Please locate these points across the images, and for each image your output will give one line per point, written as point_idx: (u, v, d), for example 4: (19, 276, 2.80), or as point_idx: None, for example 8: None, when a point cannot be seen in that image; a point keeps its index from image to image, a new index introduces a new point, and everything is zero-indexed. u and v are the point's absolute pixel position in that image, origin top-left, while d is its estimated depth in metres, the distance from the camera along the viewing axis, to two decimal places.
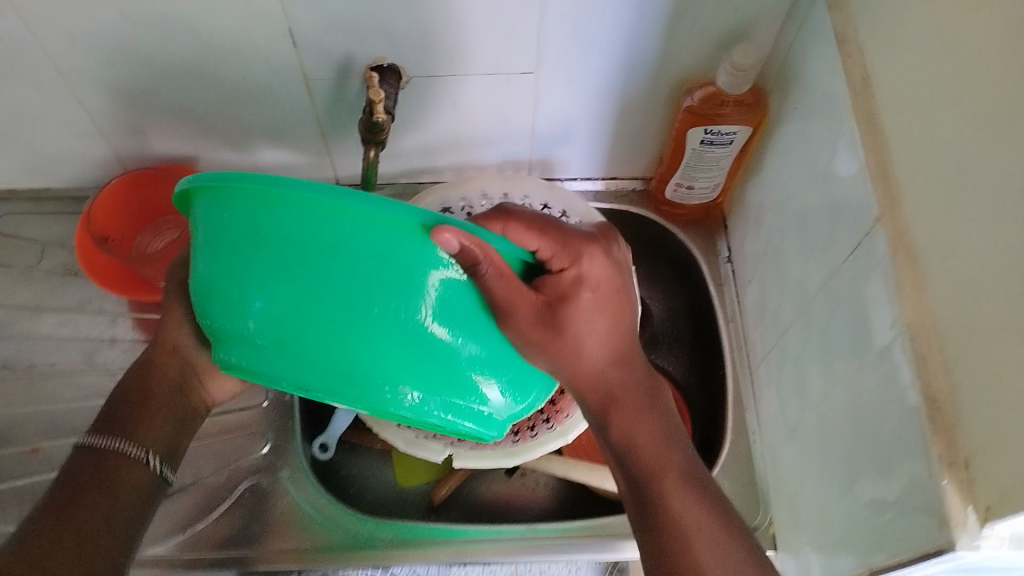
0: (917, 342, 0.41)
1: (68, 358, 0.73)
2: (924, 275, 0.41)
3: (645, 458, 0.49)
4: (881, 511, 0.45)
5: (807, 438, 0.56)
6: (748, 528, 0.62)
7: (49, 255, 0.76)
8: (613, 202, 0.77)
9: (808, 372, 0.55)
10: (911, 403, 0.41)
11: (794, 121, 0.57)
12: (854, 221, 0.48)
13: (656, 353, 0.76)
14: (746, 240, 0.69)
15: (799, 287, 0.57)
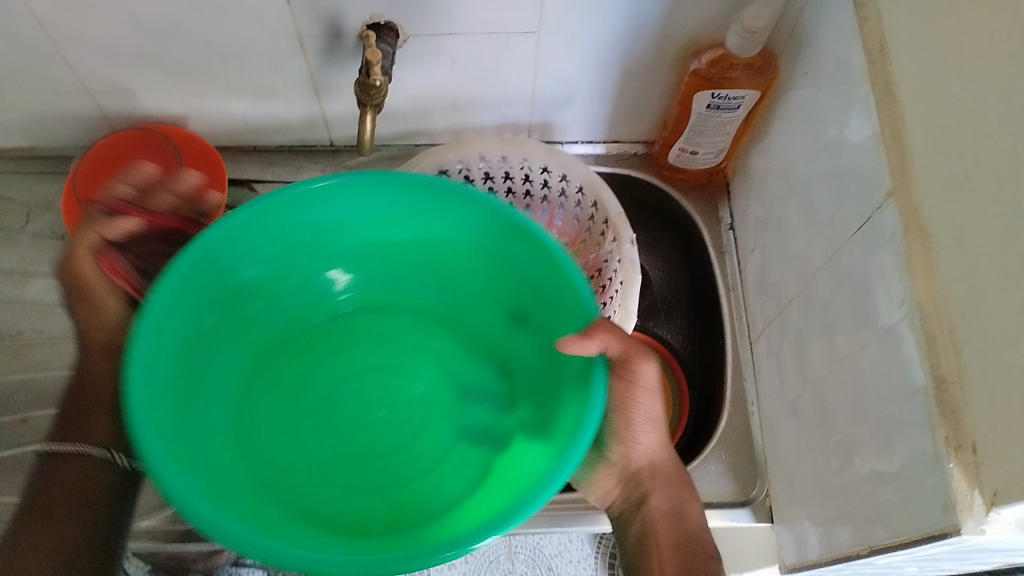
0: (927, 320, 0.39)
1: (56, 323, 0.71)
2: (935, 250, 0.39)
3: (684, 513, 0.53)
4: (882, 489, 0.44)
5: (807, 412, 0.55)
6: (744, 501, 0.62)
7: (34, 217, 0.74)
8: (615, 166, 0.75)
9: (811, 346, 0.54)
10: (918, 382, 0.40)
11: (804, 87, 0.55)
12: (864, 192, 0.46)
13: (655, 321, 0.76)
14: (750, 208, 0.67)
15: (804, 259, 0.56)
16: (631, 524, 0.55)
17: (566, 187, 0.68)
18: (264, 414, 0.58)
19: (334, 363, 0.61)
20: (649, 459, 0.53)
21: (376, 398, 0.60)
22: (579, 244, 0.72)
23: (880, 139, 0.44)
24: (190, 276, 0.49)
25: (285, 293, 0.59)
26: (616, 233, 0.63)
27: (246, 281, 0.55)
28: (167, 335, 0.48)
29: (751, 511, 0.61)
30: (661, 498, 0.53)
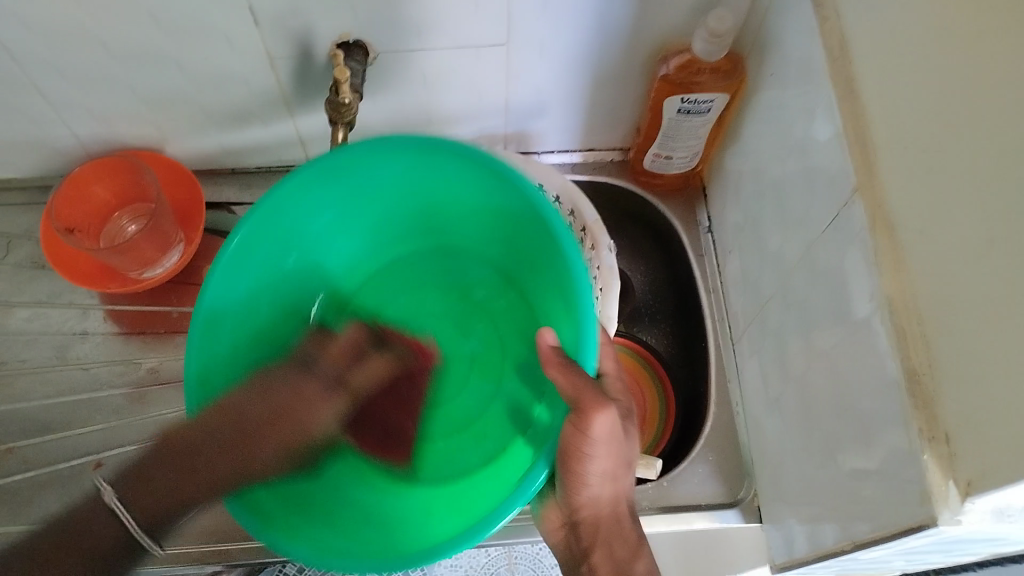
0: (896, 314, 0.40)
1: (40, 352, 0.71)
2: (901, 244, 0.40)
3: (628, 571, 0.52)
4: (864, 484, 0.44)
5: (789, 411, 0.55)
6: (733, 501, 0.62)
7: (15, 247, 0.74)
8: (592, 174, 0.75)
9: (790, 344, 0.54)
10: (891, 375, 0.40)
11: (771, 88, 0.55)
12: (832, 189, 0.46)
13: (638, 327, 0.76)
14: (726, 210, 0.67)
15: (779, 257, 0.56)
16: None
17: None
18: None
19: (390, 302, 0.69)
20: (596, 512, 0.53)
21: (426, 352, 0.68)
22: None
23: (845, 136, 0.44)
24: (259, 238, 0.56)
25: (360, 244, 0.66)
26: (594, 241, 0.63)
27: (312, 230, 0.61)
28: (233, 304, 0.56)
29: (740, 511, 0.61)
30: (606, 553, 0.53)
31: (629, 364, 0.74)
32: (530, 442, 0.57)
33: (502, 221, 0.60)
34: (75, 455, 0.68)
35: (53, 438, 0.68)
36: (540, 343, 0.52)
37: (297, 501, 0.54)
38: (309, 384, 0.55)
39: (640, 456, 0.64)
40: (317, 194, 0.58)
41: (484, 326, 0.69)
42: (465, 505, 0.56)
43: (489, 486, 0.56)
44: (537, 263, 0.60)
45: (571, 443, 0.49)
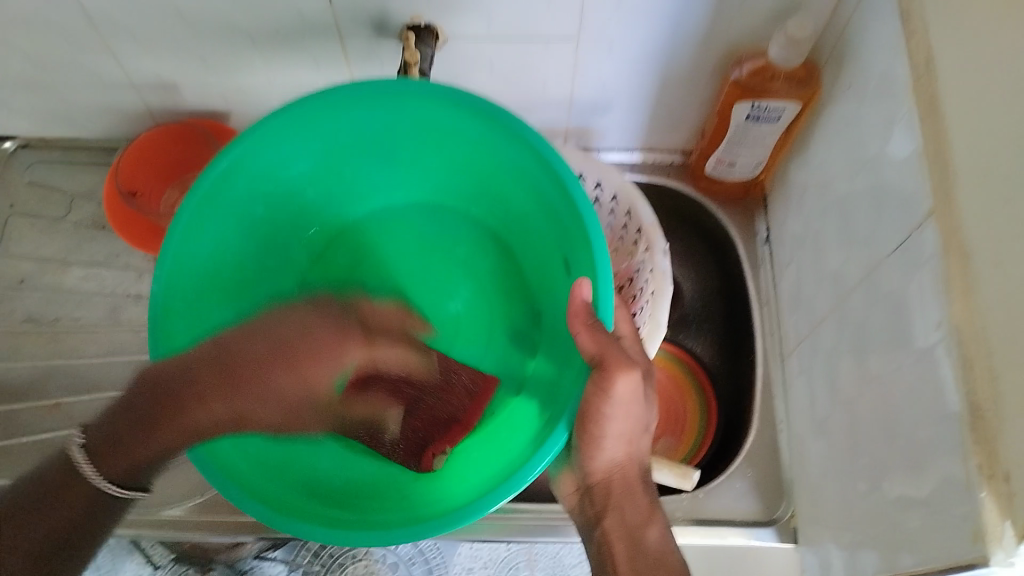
0: (963, 344, 0.38)
1: (92, 312, 0.73)
2: (975, 271, 0.38)
3: (641, 538, 0.49)
4: (910, 515, 0.43)
5: (835, 434, 0.54)
6: (770, 519, 0.61)
7: (77, 206, 0.76)
8: (650, 175, 0.75)
9: (844, 365, 0.53)
10: (952, 408, 0.39)
11: (846, 101, 0.54)
12: (904, 209, 0.45)
13: (684, 334, 0.76)
14: (786, 222, 0.66)
15: (839, 276, 0.54)
16: (593, 544, 0.51)
17: (600, 195, 0.68)
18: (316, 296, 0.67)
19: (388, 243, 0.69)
20: (608, 473, 0.52)
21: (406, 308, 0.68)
22: (610, 252, 0.71)
23: (924, 157, 0.43)
24: (231, 177, 0.56)
25: (354, 184, 0.66)
26: (649, 244, 0.63)
27: (298, 164, 0.60)
28: (209, 228, 0.57)
29: (776, 530, 0.60)
30: (618, 519, 0.50)
31: (674, 373, 0.74)
32: (532, 398, 0.60)
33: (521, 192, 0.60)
34: None
35: (97, 396, 0.69)
36: (574, 296, 0.51)
37: (313, 513, 0.52)
38: (459, 375, 0.62)
39: (676, 465, 0.63)
40: (310, 135, 0.57)
41: (468, 285, 0.70)
42: (470, 470, 0.57)
43: (493, 453, 0.57)
44: (535, 231, 0.62)
45: (591, 403, 0.49)
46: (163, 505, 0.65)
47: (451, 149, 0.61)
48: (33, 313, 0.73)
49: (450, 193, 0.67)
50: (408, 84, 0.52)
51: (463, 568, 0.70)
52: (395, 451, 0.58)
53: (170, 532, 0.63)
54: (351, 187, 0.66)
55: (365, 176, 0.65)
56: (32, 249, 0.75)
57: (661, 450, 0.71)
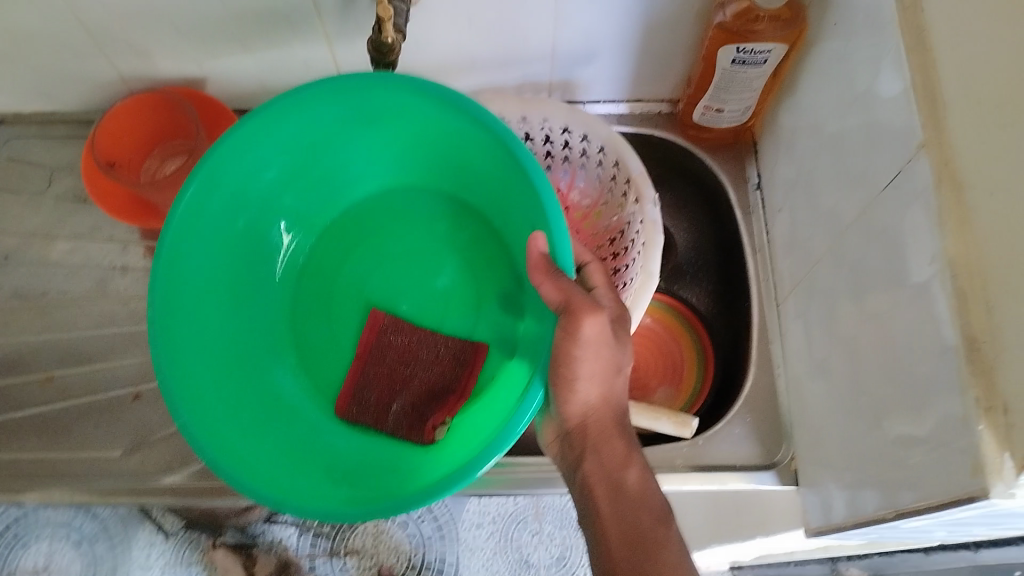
0: (957, 278, 0.38)
1: (80, 286, 0.72)
2: (969, 204, 0.37)
3: (622, 483, 0.49)
4: (909, 450, 0.43)
5: (834, 374, 0.54)
6: (770, 463, 0.61)
7: (57, 180, 0.75)
8: (638, 126, 0.73)
9: (840, 305, 0.52)
10: (948, 341, 0.38)
11: (833, 38, 0.53)
12: (895, 145, 0.44)
13: (679, 284, 0.75)
14: (778, 165, 0.65)
15: (833, 217, 0.54)
16: (577, 490, 0.51)
17: (588, 147, 0.67)
18: (314, 314, 0.66)
19: (370, 229, 0.67)
20: (581, 417, 0.51)
21: (399, 292, 0.66)
22: (601, 207, 0.70)
23: (913, 90, 0.42)
24: (206, 197, 0.57)
25: (327, 181, 0.66)
26: (638, 194, 0.62)
27: (268, 170, 0.61)
28: (191, 254, 0.58)
29: (777, 473, 0.60)
30: (597, 462, 0.50)
31: (670, 324, 0.74)
32: (524, 358, 0.58)
33: (485, 160, 0.59)
34: (114, 385, 0.68)
35: (92, 368, 0.69)
36: (530, 250, 0.51)
37: (313, 497, 0.53)
38: (448, 346, 0.62)
39: (674, 415, 0.64)
40: (273, 136, 0.59)
41: (455, 259, 0.66)
42: (467, 439, 0.57)
43: (489, 417, 0.57)
44: (507, 201, 0.61)
45: (561, 348, 0.49)
46: (158, 474, 0.64)
47: (411, 125, 0.60)
48: (22, 290, 0.72)
49: (416, 171, 0.66)
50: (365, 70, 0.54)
51: (473, 523, 0.69)
52: (399, 426, 0.60)
53: (170, 500, 0.63)
54: (325, 186, 0.66)
55: (336, 172, 0.65)
56: (19, 225, 0.74)
57: (660, 400, 0.71)
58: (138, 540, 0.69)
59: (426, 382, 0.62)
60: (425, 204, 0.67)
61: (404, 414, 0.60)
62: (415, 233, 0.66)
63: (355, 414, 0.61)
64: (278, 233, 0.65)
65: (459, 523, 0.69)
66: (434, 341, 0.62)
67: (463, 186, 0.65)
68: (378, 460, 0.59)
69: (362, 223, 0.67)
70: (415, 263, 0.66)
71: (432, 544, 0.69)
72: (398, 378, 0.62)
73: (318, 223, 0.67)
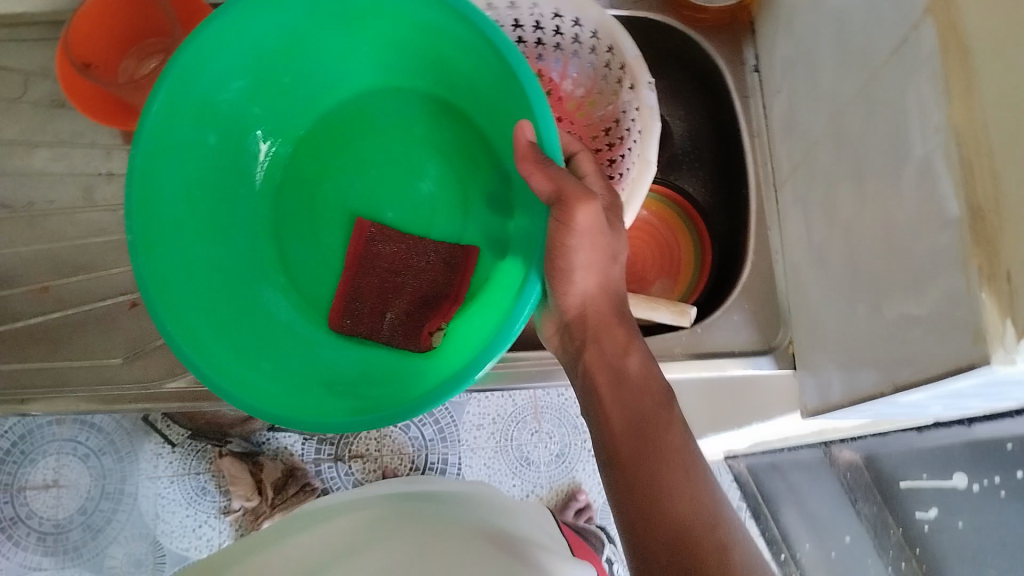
0: (963, 148, 0.37)
1: (66, 194, 0.71)
2: (976, 67, 0.36)
3: (623, 371, 0.52)
4: (906, 328, 0.43)
5: (832, 255, 0.54)
6: (767, 348, 0.62)
7: (33, 86, 0.72)
8: (632, 10, 0.70)
9: (841, 189, 0.51)
10: (950, 214, 0.38)
11: None
12: (898, 14, 0.43)
13: (676, 174, 0.76)
14: (778, 40, 0.63)
15: (834, 98, 0.52)
16: (580, 376, 0.55)
17: (579, 32, 0.64)
18: (297, 226, 0.65)
19: (345, 136, 0.66)
20: (580, 307, 0.54)
21: (381, 200, 0.65)
22: (597, 94, 0.68)
23: None
24: (177, 104, 0.55)
25: (297, 88, 0.64)
26: (634, 79, 0.59)
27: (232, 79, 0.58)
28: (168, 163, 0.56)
29: (774, 358, 0.61)
30: (598, 351, 0.54)
31: (670, 219, 0.74)
32: (518, 255, 0.58)
33: (467, 60, 0.58)
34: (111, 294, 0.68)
35: (87, 276, 0.68)
36: (518, 139, 0.51)
37: (314, 407, 0.54)
38: (438, 251, 0.62)
39: (674, 304, 0.62)
40: (244, 44, 0.56)
41: (436, 161, 0.65)
42: (462, 344, 0.57)
43: (486, 319, 0.57)
44: (488, 97, 0.59)
45: (556, 237, 0.51)
46: (164, 378, 0.65)
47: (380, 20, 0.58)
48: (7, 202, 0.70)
49: (395, 72, 0.64)
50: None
51: (473, 425, 1.00)
52: (394, 335, 0.60)
53: (178, 404, 0.64)
54: (295, 94, 0.64)
55: (306, 80, 0.63)
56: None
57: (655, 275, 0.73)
58: (146, 451, 0.99)
59: (418, 291, 0.62)
60: (402, 109, 0.65)
61: (398, 322, 0.60)
62: (393, 139, 0.65)
63: (349, 325, 0.61)
64: (254, 141, 0.64)
65: (461, 416, 1.00)
66: (424, 248, 0.62)
67: (441, 87, 0.63)
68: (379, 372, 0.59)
69: (340, 130, 0.66)
70: (398, 168, 0.65)
71: (433, 446, 1.00)
72: (388, 284, 0.62)
73: (294, 133, 0.66)
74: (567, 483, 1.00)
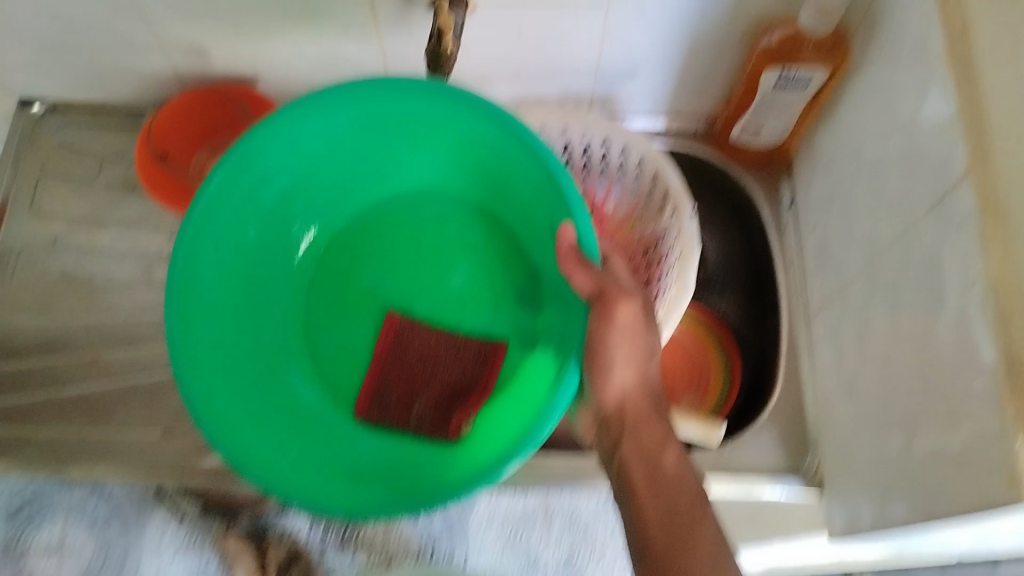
0: (1001, 298, 0.39)
1: (125, 270, 0.77)
2: (1012, 231, 0.39)
3: (659, 464, 0.51)
4: (942, 465, 0.44)
5: (859, 473, 0.56)
6: (796, 469, 0.66)
7: (107, 167, 0.79)
8: (674, 142, 0.77)
9: (874, 320, 0.54)
10: (985, 362, 0.40)
11: (835, 138, 0.63)
12: (936, 170, 0.46)
13: (709, 293, 0.80)
14: (813, 182, 0.68)
15: (870, 237, 0.55)
16: (613, 473, 0.53)
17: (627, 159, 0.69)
18: (327, 307, 0.68)
19: (388, 231, 0.69)
20: (619, 400, 0.54)
21: (413, 294, 0.68)
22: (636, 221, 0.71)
23: (950, 76, 0.45)
24: (227, 186, 0.60)
25: (338, 190, 0.68)
26: (676, 205, 0.65)
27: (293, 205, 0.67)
28: (204, 267, 0.61)
29: (802, 481, 0.65)
30: (634, 443, 0.52)
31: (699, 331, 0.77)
32: (550, 351, 0.62)
33: (518, 195, 0.65)
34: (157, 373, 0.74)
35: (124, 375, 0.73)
36: (560, 241, 0.56)
37: (336, 488, 0.58)
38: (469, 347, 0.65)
39: (703, 421, 0.66)
40: (233, 188, 0.61)
41: (469, 260, 0.68)
42: (490, 440, 0.60)
43: (511, 423, 0.60)
44: (518, 215, 0.66)
45: (596, 336, 0.55)
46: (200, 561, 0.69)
47: (444, 161, 0.67)
48: (70, 272, 0.76)
49: (447, 177, 0.68)
50: (414, 80, 0.59)
51: (480, 523, 0.71)
52: (423, 423, 0.63)
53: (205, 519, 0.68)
54: (335, 208, 0.69)
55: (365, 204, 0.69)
56: (63, 382, 0.73)
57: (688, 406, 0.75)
58: (151, 529, 0.70)
59: (447, 381, 0.64)
60: (441, 210, 0.69)
61: (426, 414, 0.63)
62: (425, 236, 0.68)
63: (377, 417, 0.64)
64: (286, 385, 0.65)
65: (463, 514, 0.71)
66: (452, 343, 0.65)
67: (487, 195, 0.67)
68: (399, 457, 0.62)
69: (371, 228, 0.69)
70: (432, 267, 0.68)
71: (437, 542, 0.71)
72: (417, 374, 0.65)
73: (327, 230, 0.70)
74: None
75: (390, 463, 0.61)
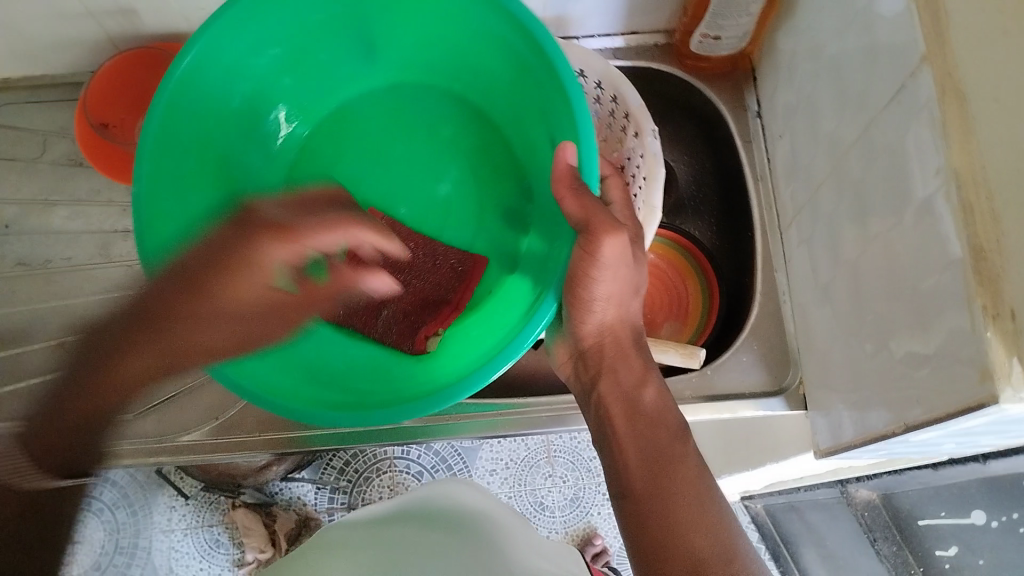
0: (963, 188, 0.37)
1: (82, 252, 0.75)
2: (973, 115, 0.37)
3: (638, 401, 0.51)
4: (918, 365, 0.43)
5: (840, 383, 0.55)
6: (778, 390, 0.65)
7: (51, 145, 0.77)
8: (634, 59, 0.75)
9: (844, 227, 0.53)
10: (955, 254, 0.38)
11: (796, 40, 0.61)
12: (896, 60, 0.44)
13: (681, 218, 0.80)
14: (778, 90, 0.66)
15: (836, 138, 0.54)
16: (593, 409, 0.54)
17: (584, 83, 0.68)
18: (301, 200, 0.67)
19: (371, 129, 0.68)
20: (597, 337, 0.53)
21: (394, 197, 0.67)
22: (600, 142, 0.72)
23: None
24: (216, 58, 0.57)
25: (325, 79, 0.67)
26: (638, 127, 0.62)
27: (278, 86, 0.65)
28: (183, 139, 0.58)
29: (785, 399, 0.64)
30: (612, 381, 0.52)
31: (673, 256, 0.77)
32: (528, 273, 0.62)
33: (509, 97, 0.64)
34: None
35: None
36: (558, 159, 0.50)
37: (303, 386, 0.56)
38: (446, 258, 0.64)
39: (683, 347, 0.67)
40: (222, 59, 0.58)
41: (455, 165, 0.68)
42: (463, 349, 0.60)
43: (485, 333, 0.60)
44: (508, 115, 0.65)
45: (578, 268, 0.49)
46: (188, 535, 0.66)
47: (441, 59, 0.65)
48: (24, 258, 0.75)
49: (442, 75, 0.67)
50: None
51: (486, 469, 0.97)
52: (389, 333, 0.61)
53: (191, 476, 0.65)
54: (320, 96, 0.68)
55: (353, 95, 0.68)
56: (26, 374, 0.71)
57: (668, 335, 0.76)
58: None
59: (421, 292, 0.63)
60: (432, 108, 0.68)
61: (394, 321, 0.61)
62: (415, 133, 0.68)
63: (341, 317, 0.62)
64: None
65: (473, 462, 0.96)
66: (431, 250, 0.65)
67: (483, 97, 0.66)
68: (364, 367, 0.61)
69: (360, 120, 0.68)
70: (416, 167, 0.68)
71: None
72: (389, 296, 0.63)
73: (315, 114, 0.69)
74: (582, 528, 0.96)
75: (360, 371, 0.60)
